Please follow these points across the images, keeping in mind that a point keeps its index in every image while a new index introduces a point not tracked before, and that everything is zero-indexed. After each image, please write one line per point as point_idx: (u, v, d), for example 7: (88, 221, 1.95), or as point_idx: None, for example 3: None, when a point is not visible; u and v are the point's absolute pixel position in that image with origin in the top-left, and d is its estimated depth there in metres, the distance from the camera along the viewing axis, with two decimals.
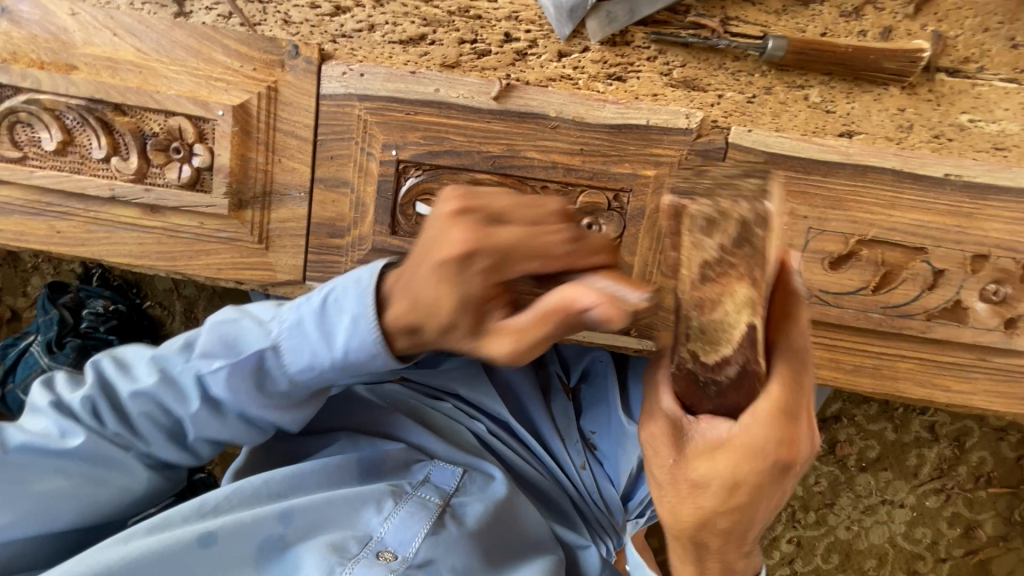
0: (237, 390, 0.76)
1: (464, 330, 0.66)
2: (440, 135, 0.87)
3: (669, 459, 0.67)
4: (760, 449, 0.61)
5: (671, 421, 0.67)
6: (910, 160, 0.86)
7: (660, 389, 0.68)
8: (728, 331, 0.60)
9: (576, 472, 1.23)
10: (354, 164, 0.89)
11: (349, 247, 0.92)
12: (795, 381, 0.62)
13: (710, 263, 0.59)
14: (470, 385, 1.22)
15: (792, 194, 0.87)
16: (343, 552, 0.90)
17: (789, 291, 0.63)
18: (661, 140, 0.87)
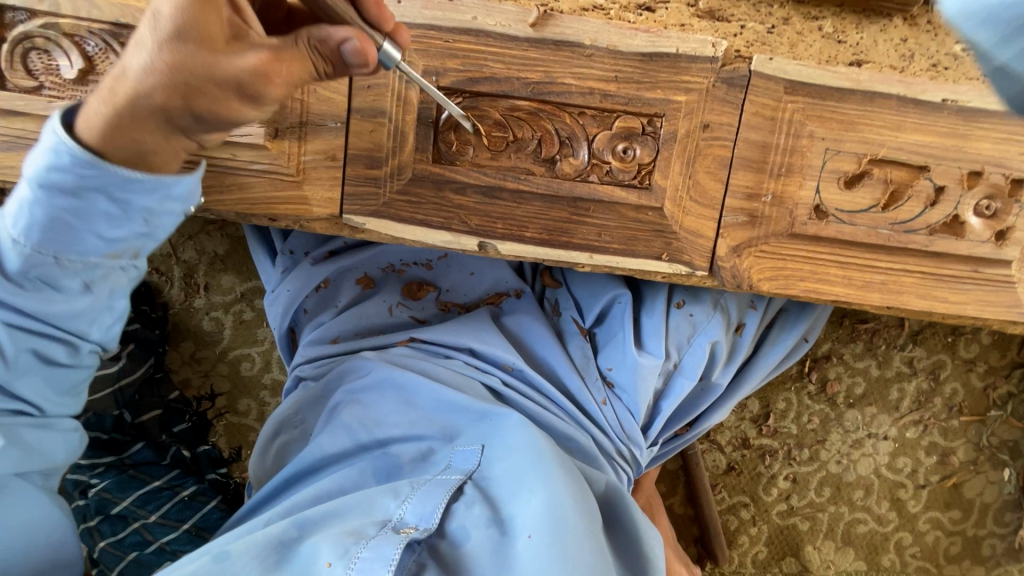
0: (63, 219, 0.76)
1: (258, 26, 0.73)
2: (479, 62, 0.89)
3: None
4: None
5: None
6: (913, 86, 0.93)
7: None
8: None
9: (597, 408, 1.26)
10: (392, 93, 0.89)
11: (387, 178, 0.92)
12: None
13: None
14: (480, 336, 1.28)
15: (811, 119, 0.94)
16: (359, 534, 0.98)
17: None
18: (690, 68, 0.91)
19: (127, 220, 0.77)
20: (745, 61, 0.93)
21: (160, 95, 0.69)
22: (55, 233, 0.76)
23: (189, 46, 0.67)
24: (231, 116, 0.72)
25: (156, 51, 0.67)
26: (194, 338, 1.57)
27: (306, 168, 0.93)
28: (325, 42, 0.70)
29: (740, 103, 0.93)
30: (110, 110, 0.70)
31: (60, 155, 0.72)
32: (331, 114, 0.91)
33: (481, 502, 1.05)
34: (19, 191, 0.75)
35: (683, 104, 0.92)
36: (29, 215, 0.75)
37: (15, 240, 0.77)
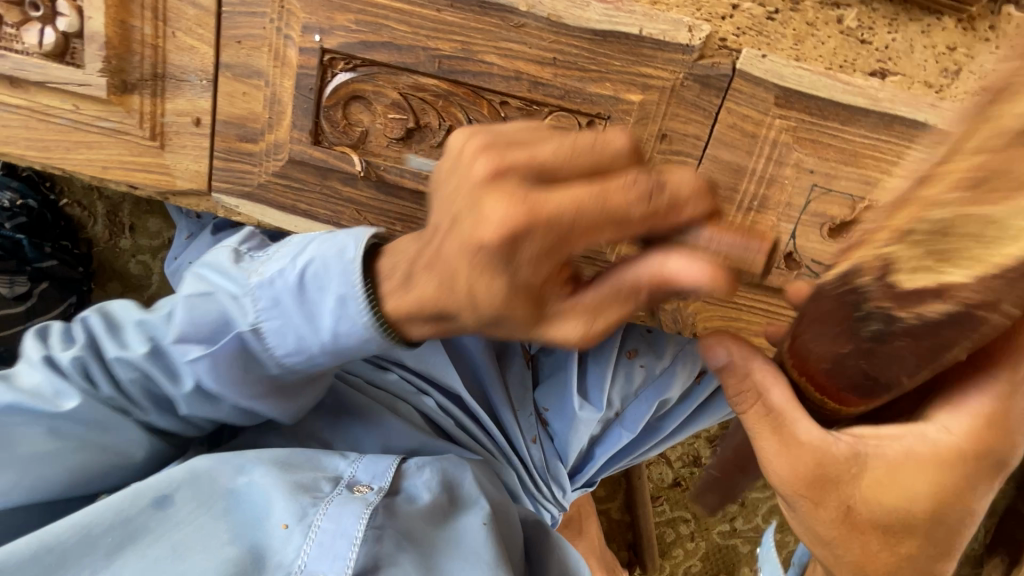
0: (225, 377, 0.66)
1: (490, 257, 0.50)
2: (378, 20, 0.68)
3: (539, 227, 0.49)
4: (500, 229, 0.49)
5: (503, 230, 0.49)
6: (947, 113, 0.70)
7: (505, 192, 0.49)
8: (504, 219, 0.48)
9: (525, 449, 1.00)
10: (269, 49, 0.71)
11: (263, 155, 0.76)
12: (522, 211, 0.48)
13: (514, 228, 0.49)
14: (420, 352, 0.93)
15: (801, 142, 0.73)
16: (318, 492, 0.69)
17: (509, 225, 0.48)
18: (653, 58, 0.70)
19: (292, 322, 0.65)
20: (730, 56, 0.71)
21: (515, 226, 0.48)
22: (225, 370, 0.66)
23: (502, 204, 0.49)
24: (505, 212, 0.49)
25: (512, 196, 0.49)
26: (121, 281, 1.43)
27: (167, 132, 0.76)
28: (502, 218, 0.48)
29: (714, 110, 0.73)
30: (494, 240, 0.49)
31: (298, 339, 0.65)
32: (195, 68, 0.72)
33: (439, 471, 0.76)
34: (250, 288, 0.65)
35: (637, 105, 0.72)
36: (290, 324, 0.65)
37: (207, 346, 0.65)
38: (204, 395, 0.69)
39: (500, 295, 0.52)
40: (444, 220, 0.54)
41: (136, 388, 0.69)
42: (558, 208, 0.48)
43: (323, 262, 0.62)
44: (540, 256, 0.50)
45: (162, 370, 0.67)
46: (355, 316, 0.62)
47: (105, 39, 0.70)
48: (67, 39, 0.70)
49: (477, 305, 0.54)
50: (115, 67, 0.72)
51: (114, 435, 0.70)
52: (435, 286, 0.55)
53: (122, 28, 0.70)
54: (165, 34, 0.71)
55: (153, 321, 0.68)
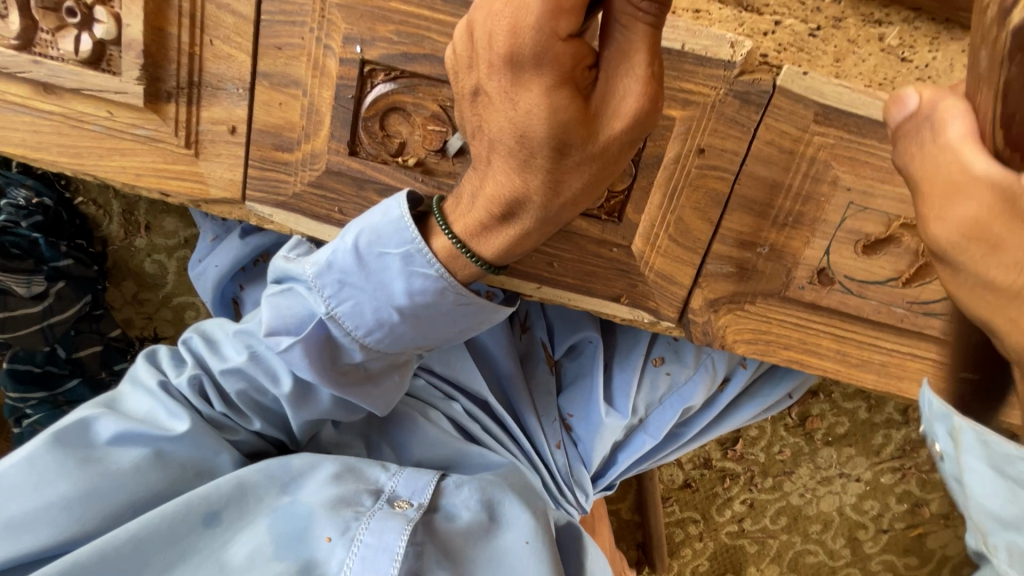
0: (312, 367, 0.70)
1: (508, 73, 0.56)
2: (420, 31, 0.68)
3: (535, 23, 0.52)
4: (505, 44, 0.54)
5: (507, 24, 0.54)
6: None
7: (495, 10, 0.54)
8: (511, 42, 0.54)
9: (549, 453, 1.00)
10: (308, 58, 0.70)
11: (299, 165, 0.75)
12: (515, 29, 0.53)
13: (516, 26, 0.53)
14: (448, 358, 0.94)
15: (839, 160, 0.73)
16: (359, 507, 0.69)
17: (512, 42, 0.54)
18: (695, 73, 0.70)
19: (362, 297, 0.68)
20: (771, 72, 0.71)
21: (513, 31, 0.54)
22: (309, 357, 0.70)
23: (497, 9, 0.54)
24: (502, 17, 0.54)
25: (501, 4, 0.54)
26: (136, 279, 1.42)
27: (202, 141, 0.75)
28: (503, 47, 0.55)
29: (752, 126, 0.73)
30: (501, 13, 0.54)
31: (377, 307, 0.68)
32: (231, 77, 0.72)
33: (479, 487, 0.75)
34: (311, 277, 0.68)
35: (677, 121, 0.72)
36: (362, 299, 0.68)
37: (296, 335, 0.70)
38: (301, 392, 0.75)
39: (543, 96, 0.56)
40: (469, 72, 0.60)
41: (242, 400, 0.77)
42: (547, 10, 0.52)
43: (373, 231, 0.65)
44: (545, 22, 0.52)
45: (265, 375, 0.75)
46: (424, 271, 0.65)
47: (142, 46, 0.69)
48: (103, 45, 0.69)
49: (519, 114, 0.57)
50: (151, 75, 0.71)
51: (213, 455, 0.75)
52: (474, 30, 0.57)
53: (160, 36, 0.70)
54: (202, 42, 0.70)
55: (249, 331, 0.77)
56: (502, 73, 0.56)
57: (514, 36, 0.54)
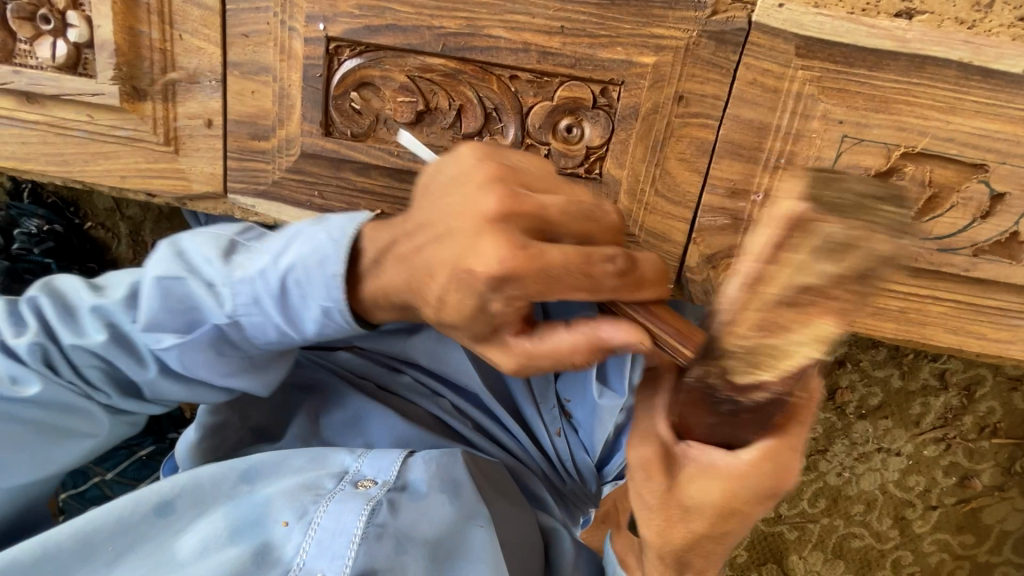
0: (193, 365, 0.70)
1: (461, 284, 0.53)
2: (382, 3, 0.67)
3: (513, 293, 0.51)
4: (481, 269, 0.51)
5: (491, 267, 0.50)
6: (984, 48, 0.67)
7: (499, 240, 0.50)
8: (483, 282, 0.51)
9: (549, 441, 0.95)
10: (274, 43, 0.70)
11: (276, 152, 0.75)
12: (503, 275, 0.50)
13: (493, 275, 0.51)
14: (432, 351, 0.92)
15: (827, 93, 0.69)
16: (320, 489, 0.71)
17: (483, 280, 0.51)
18: (665, 17, 0.68)
19: (267, 318, 0.67)
20: (744, 9, 0.68)
21: (493, 276, 0.51)
22: (195, 358, 0.69)
23: (503, 241, 0.50)
24: (495, 256, 0.50)
25: (509, 245, 0.50)
26: None
27: (180, 136, 0.76)
28: (482, 275, 0.51)
29: (732, 67, 0.70)
30: (501, 253, 0.50)
31: (282, 334, 0.68)
32: (203, 69, 0.72)
33: (444, 464, 0.75)
34: (229, 283, 0.67)
35: (651, 69, 0.70)
36: (270, 321, 0.67)
37: (182, 335, 0.68)
38: (173, 378, 0.73)
39: (465, 311, 0.54)
40: (431, 243, 0.56)
41: (103, 373, 0.73)
42: (533, 286, 0.51)
43: (304, 271, 0.64)
44: (513, 296, 0.52)
45: (135, 354, 0.72)
46: (340, 323, 0.66)
47: (114, 46, 0.70)
48: (78, 49, 0.71)
49: (443, 304, 0.55)
50: (126, 74, 0.72)
51: (78, 418, 0.74)
52: (461, 228, 0.53)
53: (131, 34, 0.71)
54: (172, 37, 0.71)
55: (105, 306, 0.70)
56: (455, 279, 0.53)
57: (487, 277, 0.51)
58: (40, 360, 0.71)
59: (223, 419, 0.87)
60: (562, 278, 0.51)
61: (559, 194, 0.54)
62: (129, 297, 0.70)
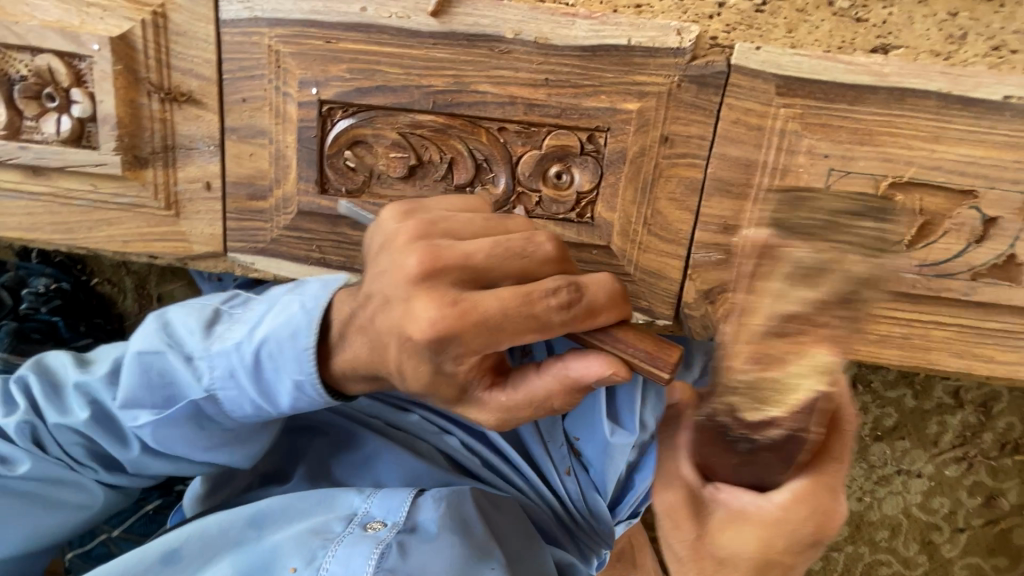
0: (172, 440, 0.71)
1: (403, 320, 0.52)
2: (371, 66, 0.70)
3: (437, 309, 0.50)
4: (410, 281, 0.51)
5: (421, 277, 0.51)
6: (961, 79, 0.68)
7: (413, 251, 0.52)
8: (415, 309, 0.51)
9: (558, 478, 0.93)
10: (269, 107, 0.73)
11: (274, 211, 0.77)
12: (433, 292, 0.51)
13: (422, 293, 0.51)
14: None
15: (810, 129, 0.71)
16: (328, 534, 0.71)
17: (417, 308, 0.51)
18: (646, 65, 0.70)
19: (244, 392, 0.68)
20: (723, 53, 0.70)
21: (423, 294, 0.51)
22: (177, 429, 0.71)
23: (426, 252, 0.52)
24: (413, 264, 0.52)
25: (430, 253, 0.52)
26: None
27: (181, 200, 0.78)
28: (409, 289, 0.52)
29: (715, 108, 0.71)
30: (417, 261, 0.51)
31: (256, 407, 0.69)
32: (202, 135, 0.75)
33: (454, 503, 0.75)
34: (206, 355, 0.68)
35: (635, 114, 0.71)
36: (245, 393, 0.68)
37: (158, 410, 0.70)
38: (151, 455, 0.74)
39: (412, 357, 0.52)
40: (371, 276, 0.57)
41: (88, 450, 0.75)
42: (461, 304, 0.50)
43: (277, 342, 0.64)
44: (446, 323, 0.50)
45: (120, 432, 0.74)
46: (313, 396, 0.66)
47: (116, 119, 0.73)
48: (82, 124, 0.74)
49: (400, 357, 0.54)
50: (127, 145, 0.75)
51: (68, 490, 0.76)
52: (383, 241, 0.56)
53: (132, 107, 0.74)
54: (172, 108, 0.74)
55: (89, 382, 0.72)
56: (400, 322, 0.52)
57: (416, 301, 0.51)
58: (28, 438, 0.74)
59: (231, 468, 0.87)
60: (488, 279, 0.52)
61: (472, 214, 0.56)
62: (112, 372, 0.73)
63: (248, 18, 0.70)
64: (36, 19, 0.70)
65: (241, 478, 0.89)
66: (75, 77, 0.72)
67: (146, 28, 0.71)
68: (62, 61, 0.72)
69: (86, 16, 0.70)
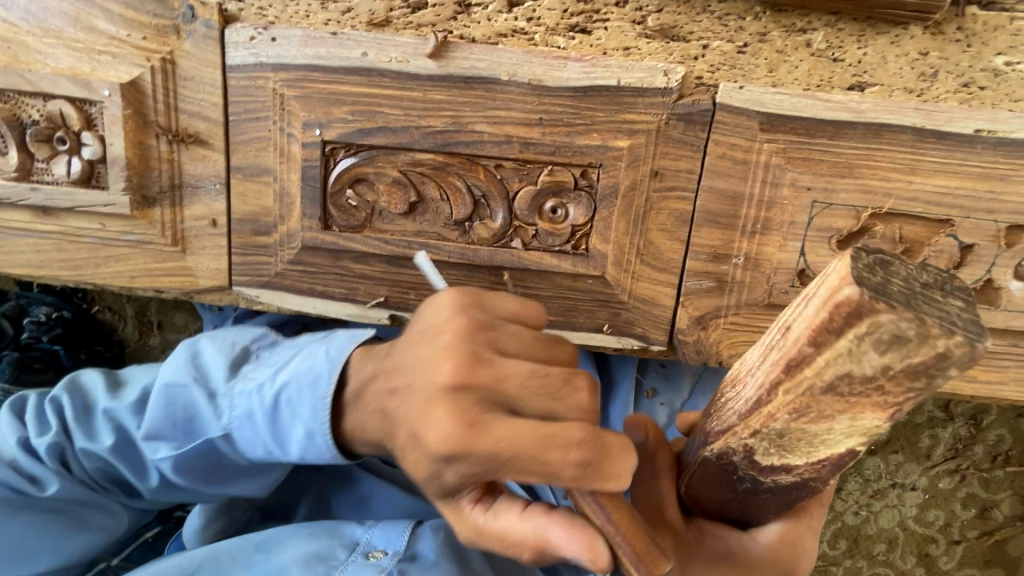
0: (194, 472, 0.73)
1: (416, 405, 0.51)
2: (372, 108, 0.73)
3: (490, 413, 0.49)
4: (446, 381, 0.50)
5: (469, 379, 0.50)
6: (934, 114, 0.72)
7: (449, 359, 0.50)
8: (452, 404, 0.49)
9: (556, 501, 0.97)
10: (274, 147, 0.75)
11: (278, 246, 0.79)
12: (471, 394, 0.49)
13: (477, 397, 0.49)
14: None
15: (793, 162, 0.74)
16: (333, 560, 0.72)
17: (444, 397, 0.49)
18: (635, 104, 0.73)
19: (259, 436, 0.70)
20: (708, 92, 0.73)
21: (465, 386, 0.50)
22: (196, 473, 0.73)
23: (473, 360, 0.50)
24: (503, 370, 0.51)
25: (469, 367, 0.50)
26: None
27: (187, 237, 0.80)
28: (458, 382, 0.49)
29: (702, 144, 0.75)
30: (450, 365, 0.50)
31: (268, 450, 0.70)
32: (208, 175, 0.77)
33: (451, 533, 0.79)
34: (231, 395, 0.70)
35: (626, 150, 0.74)
36: (257, 437, 0.70)
37: (178, 445, 0.72)
38: (167, 488, 0.77)
39: (423, 444, 0.50)
40: (392, 363, 0.57)
41: (104, 472, 0.78)
42: (487, 399, 0.50)
43: (299, 385, 0.66)
44: (445, 423, 0.48)
45: (138, 467, 0.76)
46: (321, 448, 0.66)
47: (125, 160, 0.76)
48: (92, 165, 0.76)
49: (411, 439, 0.52)
50: (135, 184, 0.77)
51: (91, 510, 0.79)
52: (435, 327, 0.54)
53: (141, 148, 0.76)
54: (179, 149, 0.77)
55: (118, 410, 0.75)
56: (409, 408, 0.51)
57: (501, 394, 0.50)
58: (55, 457, 0.75)
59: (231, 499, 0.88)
60: (511, 372, 0.51)
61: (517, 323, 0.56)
62: (141, 401, 0.75)
63: (253, 63, 0.73)
64: (49, 66, 0.73)
65: (241, 510, 0.88)
66: (85, 121, 0.75)
67: (156, 74, 0.73)
68: (73, 106, 0.74)
69: (97, 63, 0.73)
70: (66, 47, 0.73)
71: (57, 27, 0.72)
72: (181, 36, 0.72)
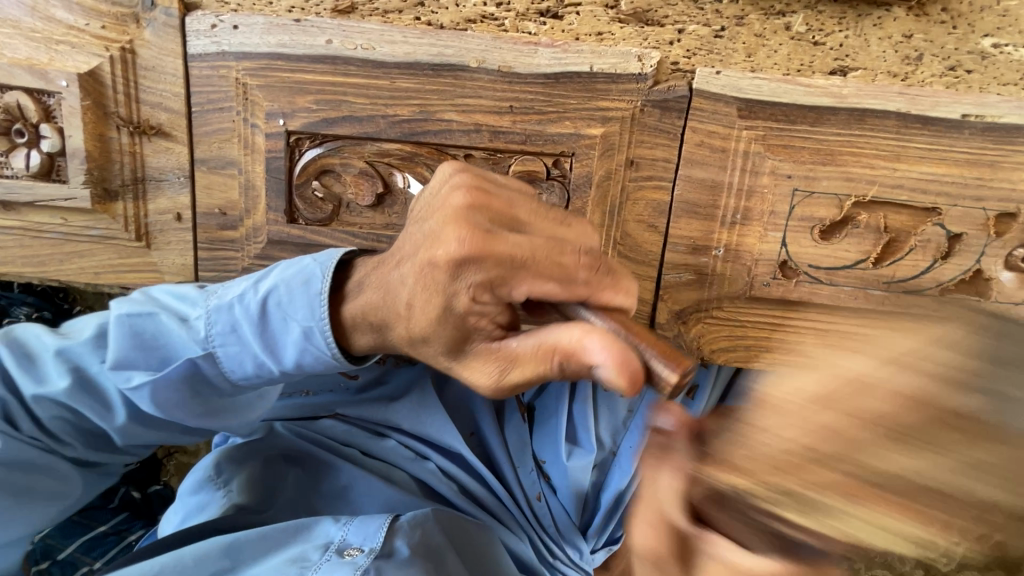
0: (165, 400, 0.67)
1: (424, 273, 0.53)
2: (337, 97, 0.71)
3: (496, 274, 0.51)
4: (453, 251, 0.51)
5: (475, 251, 0.51)
6: (919, 98, 0.69)
7: (456, 227, 0.52)
8: (458, 264, 0.51)
9: (529, 505, 0.92)
10: (238, 139, 0.73)
11: (244, 240, 0.77)
12: (469, 258, 0.51)
13: (480, 263, 0.51)
14: (417, 416, 0.90)
15: (773, 150, 0.71)
16: (306, 561, 0.72)
17: (450, 260, 0.51)
18: (609, 91, 0.71)
19: (247, 347, 0.66)
20: (684, 78, 0.71)
21: (467, 256, 0.51)
22: (158, 388, 0.67)
23: (478, 228, 0.51)
24: (505, 236, 0.51)
25: (478, 235, 0.51)
26: None
27: (152, 232, 0.78)
28: (464, 251, 0.51)
29: (678, 132, 0.72)
30: (455, 238, 0.51)
31: (258, 363, 0.66)
32: (172, 167, 0.75)
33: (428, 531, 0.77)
34: (208, 310, 0.66)
35: (599, 139, 0.72)
36: (245, 349, 0.66)
37: (153, 371, 0.67)
38: (139, 424, 0.72)
39: (438, 313, 0.53)
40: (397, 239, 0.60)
41: (65, 424, 0.72)
42: (492, 266, 0.51)
43: (288, 288, 0.64)
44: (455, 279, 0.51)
45: (102, 403, 0.71)
46: (321, 349, 0.64)
47: (86, 152, 0.74)
48: (52, 158, 0.74)
49: (424, 308, 0.54)
50: (97, 178, 0.75)
51: (46, 475, 0.73)
52: (438, 201, 0.55)
53: (102, 140, 0.74)
54: (141, 142, 0.75)
55: (73, 349, 0.69)
56: (418, 279, 0.54)
57: (501, 263, 0.51)
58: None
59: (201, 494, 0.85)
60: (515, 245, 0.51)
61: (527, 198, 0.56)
62: (98, 337, 0.69)
63: (215, 52, 0.71)
64: (6, 56, 0.71)
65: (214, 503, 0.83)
66: (44, 113, 0.73)
67: (115, 63, 0.71)
68: (30, 98, 0.72)
69: (55, 54, 0.71)
70: (22, 36, 0.71)
71: (12, 16, 0.70)
72: (140, 25, 0.70)
